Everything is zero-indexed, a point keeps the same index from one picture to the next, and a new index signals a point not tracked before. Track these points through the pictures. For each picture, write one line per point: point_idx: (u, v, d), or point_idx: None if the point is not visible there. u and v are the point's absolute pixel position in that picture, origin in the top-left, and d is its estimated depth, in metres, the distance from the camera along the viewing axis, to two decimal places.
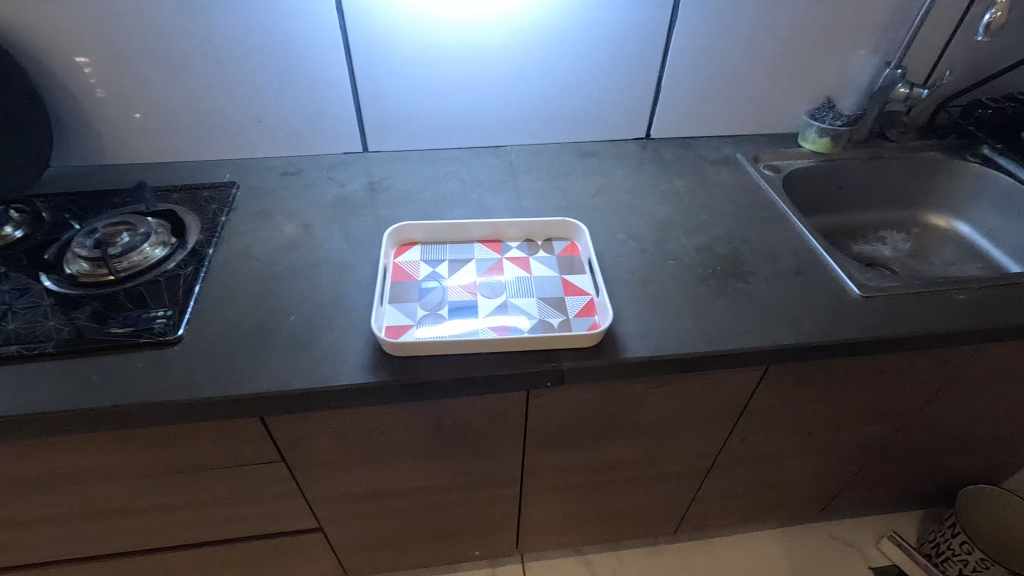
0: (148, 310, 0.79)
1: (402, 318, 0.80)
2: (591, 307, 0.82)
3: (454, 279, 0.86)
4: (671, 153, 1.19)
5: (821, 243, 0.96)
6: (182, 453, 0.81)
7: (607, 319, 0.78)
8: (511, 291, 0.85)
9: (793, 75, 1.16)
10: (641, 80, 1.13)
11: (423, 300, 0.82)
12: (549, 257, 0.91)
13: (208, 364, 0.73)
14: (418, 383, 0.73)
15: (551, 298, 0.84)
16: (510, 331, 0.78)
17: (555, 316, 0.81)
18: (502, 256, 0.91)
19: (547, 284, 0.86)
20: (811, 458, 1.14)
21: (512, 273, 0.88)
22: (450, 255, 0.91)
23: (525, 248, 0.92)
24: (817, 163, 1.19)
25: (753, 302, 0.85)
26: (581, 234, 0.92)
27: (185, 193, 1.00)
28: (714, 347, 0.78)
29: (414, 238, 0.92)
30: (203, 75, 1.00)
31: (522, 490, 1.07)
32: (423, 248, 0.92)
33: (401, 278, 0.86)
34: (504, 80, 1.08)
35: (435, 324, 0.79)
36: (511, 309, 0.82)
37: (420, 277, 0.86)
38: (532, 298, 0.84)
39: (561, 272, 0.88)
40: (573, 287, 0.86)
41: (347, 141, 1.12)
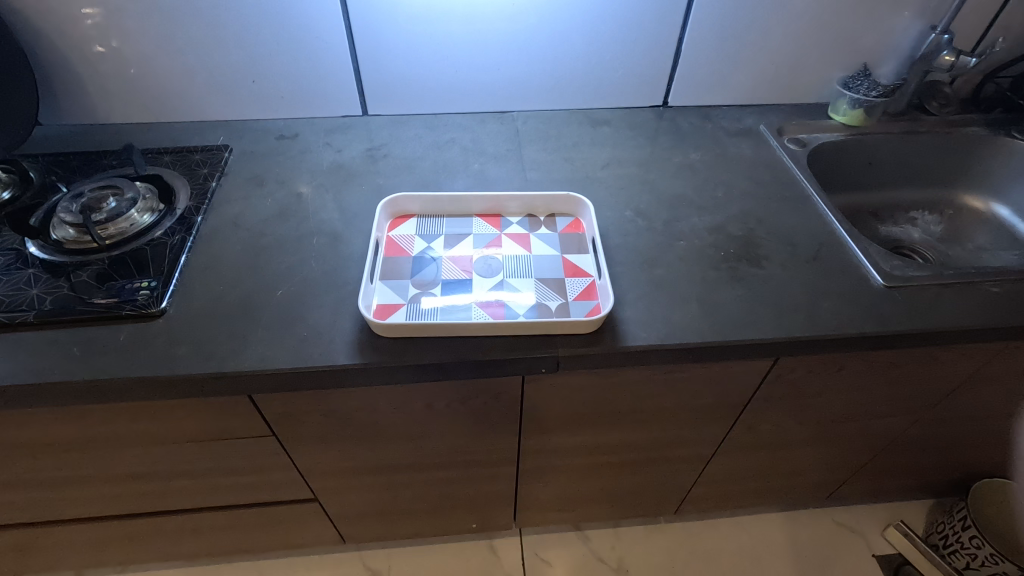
0: (132, 280, 0.77)
1: (393, 297, 0.76)
2: (592, 291, 0.78)
3: (449, 257, 0.82)
4: (689, 122, 1.11)
5: (845, 226, 0.89)
6: (171, 424, 0.80)
7: (608, 305, 0.73)
8: (509, 270, 0.80)
9: (826, 39, 1.07)
10: (659, 43, 1.05)
11: (415, 278, 0.79)
12: (551, 234, 0.86)
13: (190, 340, 0.71)
14: (405, 367, 0.70)
15: (550, 279, 0.79)
16: (505, 314, 0.74)
17: (553, 299, 0.77)
18: (501, 232, 0.86)
19: (546, 265, 0.81)
20: (820, 447, 1.10)
21: (510, 251, 0.83)
22: (446, 230, 0.86)
23: (526, 224, 0.87)
24: (847, 137, 1.10)
25: (767, 289, 0.80)
26: (586, 210, 0.86)
27: (177, 156, 0.96)
28: (720, 338, 0.73)
29: (409, 210, 0.88)
30: (193, 31, 0.95)
31: (518, 469, 1.06)
32: (419, 222, 0.87)
33: (394, 254, 0.82)
34: (511, 41, 1.01)
35: (427, 304, 0.75)
36: (508, 290, 0.77)
37: (413, 253, 0.82)
38: (530, 279, 0.79)
39: (562, 252, 0.83)
40: (574, 268, 0.81)
41: (346, 104, 1.07)
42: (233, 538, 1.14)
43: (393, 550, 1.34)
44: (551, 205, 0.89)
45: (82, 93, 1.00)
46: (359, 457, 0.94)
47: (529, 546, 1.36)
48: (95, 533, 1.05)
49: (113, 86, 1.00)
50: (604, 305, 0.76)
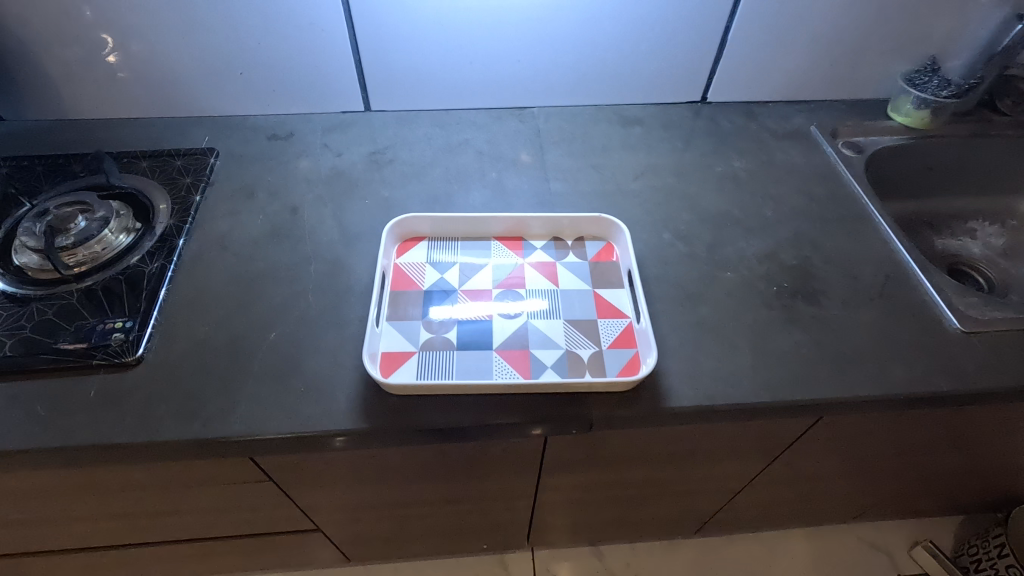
0: (104, 319, 0.67)
1: (402, 343, 0.67)
2: (629, 337, 0.68)
3: (465, 292, 0.72)
4: (731, 121, 0.99)
5: (914, 255, 0.79)
6: (156, 474, 0.72)
7: (649, 359, 0.64)
8: (534, 309, 0.71)
9: (893, 28, 0.94)
10: (702, 31, 0.92)
11: (427, 319, 0.69)
12: (580, 263, 0.76)
13: (171, 395, 0.62)
14: (417, 431, 0.61)
15: (581, 321, 0.70)
16: (531, 369, 0.65)
17: (585, 347, 0.67)
18: (524, 260, 0.76)
19: (577, 302, 0.72)
20: (858, 478, 1.03)
21: (535, 285, 0.73)
22: (461, 257, 0.76)
23: (552, 249, 0.77)
24: (909, 140, 0.98)
25: (827, 334, 0.70)
26: (621, 236, 0.76)
27: (156, 161, 0.85)
28: (776, 397, 0.64)
29: (420, 232, 0.77)
30: (170, 14, 0.82)
31: (535, 500, 0.99)
32: (431, 245, 0.77)
33: (403, 287, 0.72)
34: (536, 27, 0.88)
35: (441, 354, 0.66)
36: (534, 336, 0.68)
37: (424, 286, 0.73)
38: (557, 320, 0.70)
39: (594, 286, 0.73)
40: (608, 307, 0.71)
41: (345, 97, 0.95)
42: (232, 561, 1.08)
43: (400, 565, 1.29)
44: (581, 227, 0.79)
45: (47, 85, 0.88)
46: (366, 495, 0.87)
47: (541, 562, 1.31)
48: (85, 561, 0.99)
49: (82, 76, 0.88)
50: (643, 356, 0.66)
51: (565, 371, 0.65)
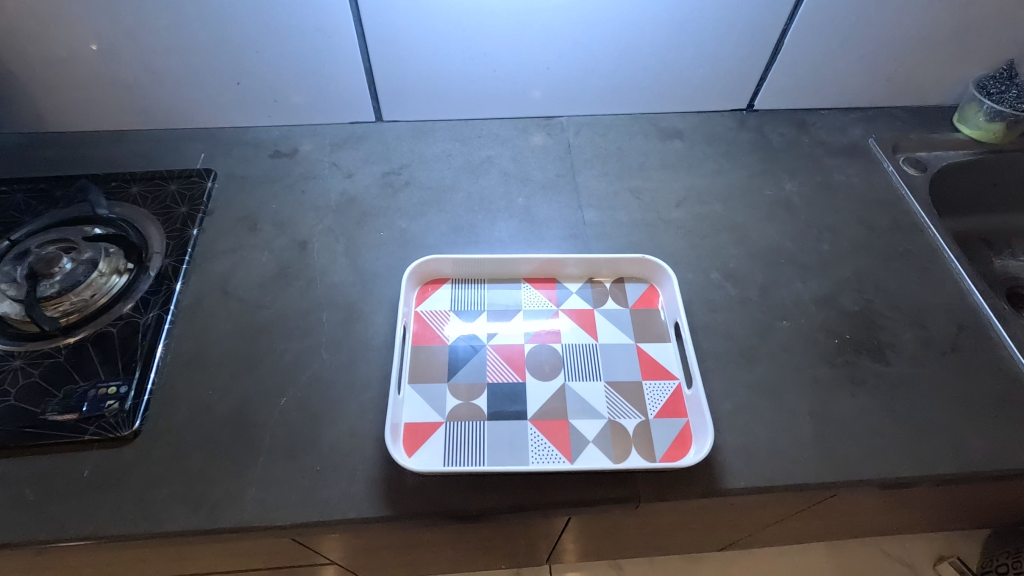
0: (96, 383, 0.60)
1: (426, 412, 0.61)
2: (678, 404, 0.62)
3: (494, 347, 0.66)
4: (780, 133, 0.90)
5: (987, 300, 0.71)
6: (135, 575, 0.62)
7: (704, 435, 0.58)
8: (573, 369, 0.64)
9: (972, 32, 0.83)
10: (755, 34, 0.82)
11: (454, 381, 0.63)
12: (621, 311, 0.69)
13: (175, 476, 0.56)
14: (447, 518, 0.55)
15: (625, 384, 0.63)
16: (572, 448, 0.59)
17: (630, 416, 0.61)
18: (559, 307, 0.70)
19: (619, 360, 0.65)
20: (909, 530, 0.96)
21: (572, 339, 0.67)
22: (488, 304, 0.70)
23: (590, 293, 0.71)
24: (976, 156, 0.89)
25: (896, 397, 0.63)
26: (667, 281, 0.69)
27: (148, 186, 0.77)
28: (844, 476, 0.58)
29: (442, 273, 0.71)
30: (157, 19, 0.73)
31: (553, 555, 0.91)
32: (454, 288, 0.71)
33: (425, 341, 0.66)
34: (570, 31, 0.79)
35: (471, 427, 0.60)
36: (573, 403, 0.62)
37: (449, 340, 0.66)
38: (599, 383, 0.63)
39: (637, 340, 0.67)
40: (654, 366, 0.65)
41: (356, 108, 0.86)
42: None
43: None
44: (621, 268, 0.72)
45: (23, 97, 0.79)
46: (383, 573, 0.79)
47: None
48: None
49: (63, 88, 0.79)
50: (695, 428, 0.60)
51: (611, 451, 0.59)
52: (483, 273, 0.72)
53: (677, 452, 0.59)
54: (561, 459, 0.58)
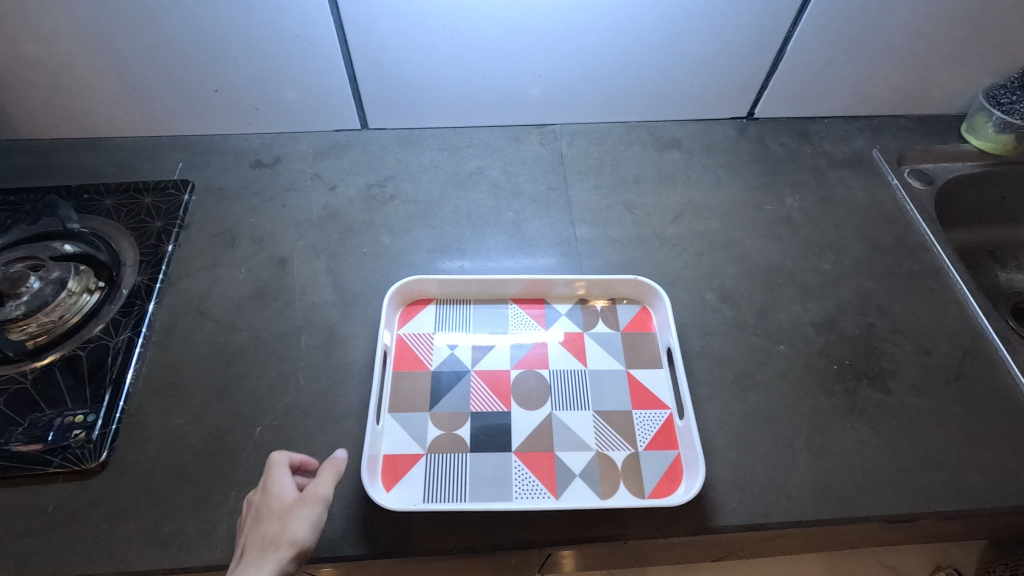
0: (62, 411, 0.57)
1: (407, 444, 0.58)
2: (669, 435, 0.60)
3: (478, 372, 0.64)
4: (780, 144, 0.87)
5: (994, 324, 0.69)
6: None
7: (695, 470, 0.56)
8: (560, 397, 0.62)
9: (984, 41, 0.80)
10: (757, 43, 0.78)
11: (436, 410, 0.61)
12: (612, 334, 0.67)
13: (142, 512, 0.53)
14: (426, 554, 0.53)
15: (614, 413, 0.61)
16: (558, 483, 0.56)
17: (619, 448, 0.59)
18: (547, 330, 0.67)
19: (609, 387, 0.63)
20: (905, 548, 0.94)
21: (561, 364, 0.65)
22: (473, 326, 0.68)
23: (579, 314, 0.69)
24: (983, 169, 0.86)
25: (896, 428, 0.61)
26: (660, 304, 0.67)
27: (122, 199, 0.75)
28: (842, 513, 0.55)
29: (427, 293, 0.69)
30: (127, 26, 0.69)
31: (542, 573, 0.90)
32: (439, 309, 0.69)
33: (407, 366, 0.64)
34: (564, 37, 0.75)
35: (452, 461, 0.57)
36: (560, 434, 0.59)
37: (433, 365, 0.64)
38: (587, 412, 0.61)
39: (628, 365, 0.65)
40: (645, 394, 0.63)
41: (341, 116, 0.83)
42: None
43: None
44: (612, 288, 0.69)
45: None
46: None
47: None
48: None
49: (34, 96, 0.76)
50: (687, 461, 0.58)
51: (598, 487, 0.56)
52: (469, 293, 0.69)
53: (667, 487, 0.56)
54: (546, 496, 0.55)
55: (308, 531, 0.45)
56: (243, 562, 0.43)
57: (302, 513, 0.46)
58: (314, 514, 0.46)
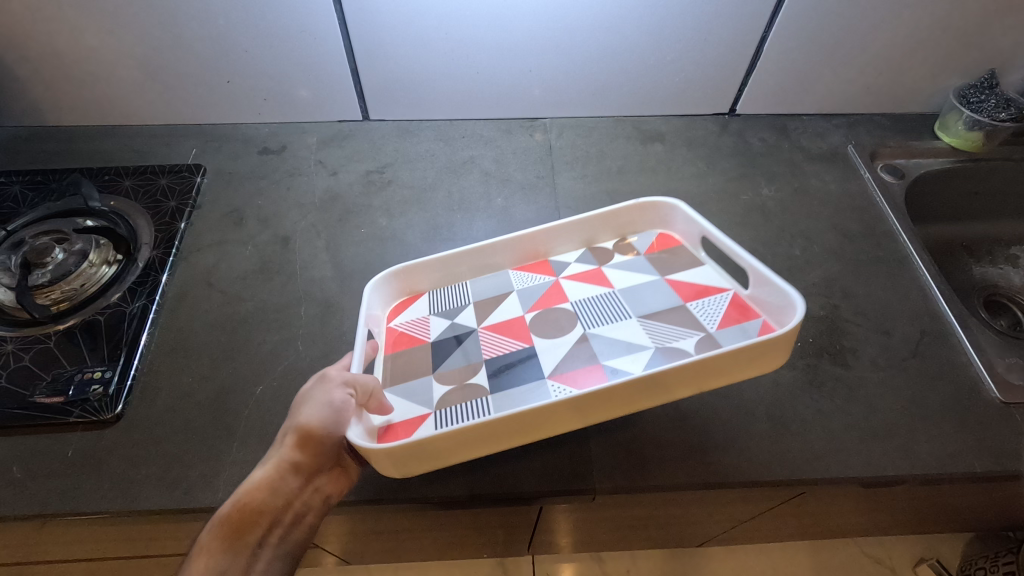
0: (82, 368, 0.63)
1: (412, 409, 0.58)
2: (736, 308, 0.63)
3: (484, 328, 0.67)
4: (760, 139, 0.92)
5: (952, 307, 0.73)
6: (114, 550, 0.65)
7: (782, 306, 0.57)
8: (593, 322, 0.65)
9: (950, 44, 0.84)
10: (736, 43, 0.82)
11: (440, 372, 0.62)
12: (637, 260, 0.72)
13: (151, 458, 0.58)
14: (412, 503, 0.58)
15: (669, 312, 0.64)
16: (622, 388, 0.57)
17: (689, 335, 0.61)
18: (558, 275, 0.72)
19: (653, 295, 0.67)
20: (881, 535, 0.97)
21: (589, 294, 0.69)
22: (474, 299, 0.71)
23: (590, 255, 0.74)
24: (953, 164, 0.90)
25: (853, 399, 0.65)
26: (673, 214, 0.73)
27: (139, 180, 0.81)
28: (797, 475, 0.59)
29: (417, 287, 0.72)
30: (146, 21, 0.74)
31: (528, 548, 0.94)
32: (430, 300, 0.72)
33: (404, 345, 0.66)
34: (555, 30, 0.79)
35: (471, 402, 0.58)
36: (606, 348, 0.62)
37: (430, 338, 0.66)
38: (632, 321, 0.64)
39: (663, 275, 0.69)
40: (702, 291, 0.66)
41: (343, 107, 0.88)
42: None
43: None
44: (622, 227, 0.75)
45: (25, 93, 0.83)
46: (363, 550, 0.84)
47: None
48: None
49: (61, 85, 0.82)
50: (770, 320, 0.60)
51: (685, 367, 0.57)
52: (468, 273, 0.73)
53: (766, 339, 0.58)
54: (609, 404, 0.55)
55: (305, 415, 0.51)
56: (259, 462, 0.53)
57: (314, 400, 0.52)
58: (318, 399, 0.52)
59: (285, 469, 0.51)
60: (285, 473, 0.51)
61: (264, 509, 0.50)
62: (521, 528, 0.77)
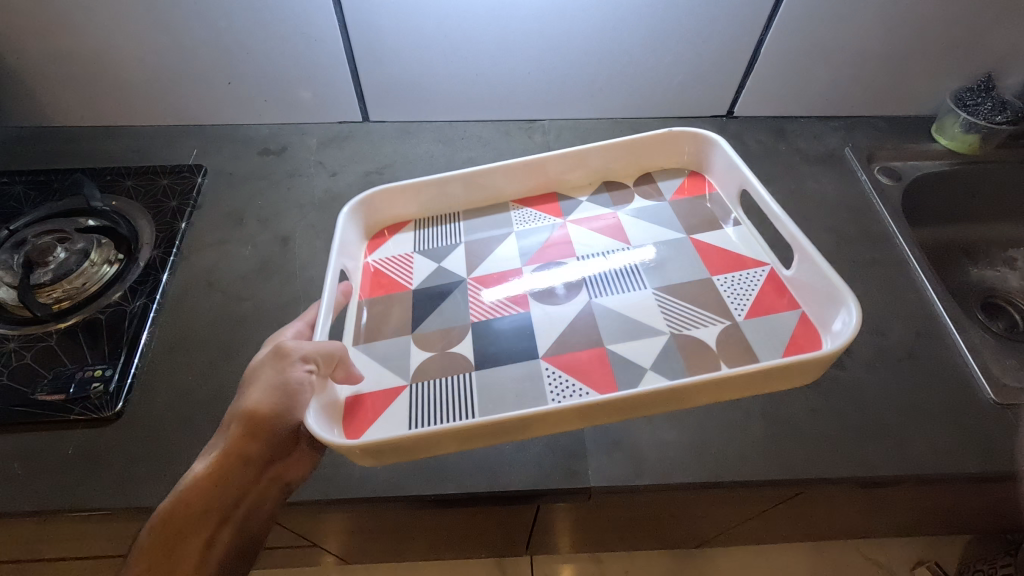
0: (83, 366, 0.63)
1: (389, 379, 0.63)
2: (773, 287, 0.66)
3: (472, 279, 0.73)
4: (757, 140, 0.92)
5: (947, 308, 0.73)
6: (115, 546, 0.65)
7: (836, 311, 0.59)
8: (602, 289, 0.69)
9: (947, 47, 0.84)
10: (734, 45, 0.83)
11: (417, 332, 0.67)
12: (663, 207, 0.78)
13: (150, 456, 0.59)
14: (409, 501, 0.58)
15: (694, 283, 0.68)
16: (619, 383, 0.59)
17: (713, 322, 0.63)
18: (564, 219, 0.78)
19: (680, 257, 0.71)
20: (880, 537, 0.97)
21: (604, 244, 0.74)
22: (464, 239, 0.77)
23: (609, 201, 0.80)
24: (951, 166, 0.90)
25: (848, 400, 0.66)
26: (718, 150, 0.76)
27: (141, 181, 0.82)
28: (792, 475, 0.60)
29: (399, 215, 0.79)
30: (146, 21, 0.75)
31: (527, 548, 0.95)
32: (416, 232, 0.79)
33: (386, 288, 0.72)
34: (554, 32, 0.79)
35: (450, 377, 0.62)
36: (615, 322, 0.65)
37: (413, 285, 0.73)
38: (648, 292, 0.68)
39: (688, 233, 0.74)
40: (740, 260, 0.70)
41: (343, 108, 0.89)
42: None
43: None
44: (645, 159, 0.81)
45: (28, 94, 0.83)
46: (361, 549, 0.84)
47: None
48: None
49: (64, 86, 0.82)
50: (812, 317, 0.63)
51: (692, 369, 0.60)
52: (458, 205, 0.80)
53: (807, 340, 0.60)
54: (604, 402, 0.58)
55: (250, 399, 0.53)
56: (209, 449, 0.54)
57: (262, 383, 0.53)
58: (264, 383, 0.53)
59: (231, 457, 0.52)
60: (233, 464, 0.52)
61: (210, 504, 0.52)
62: (519, 528, 0.77)
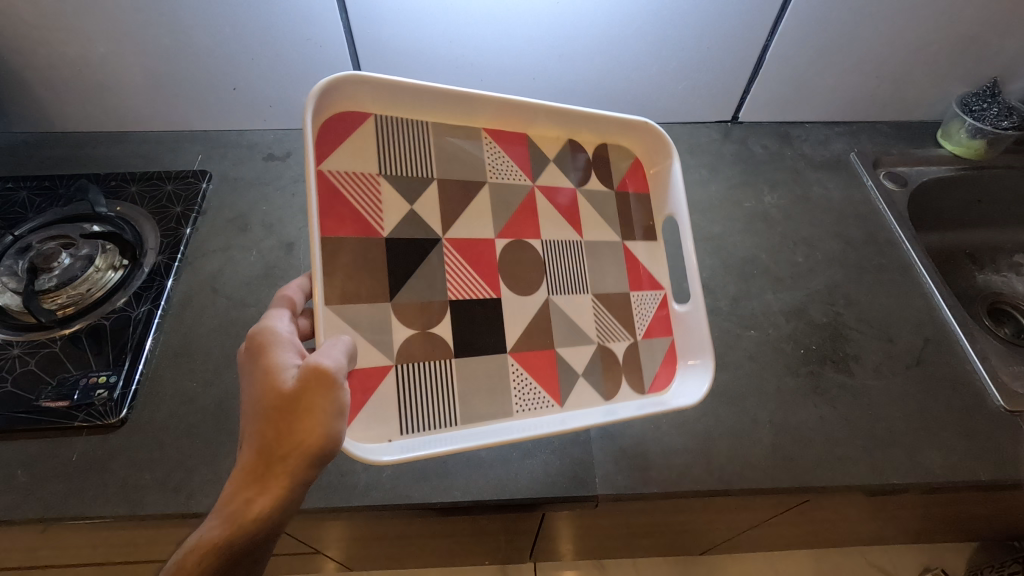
0: (87, 373, 0.63)
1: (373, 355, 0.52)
2: (665, 317, 0.68)
3: (450, 240, 0.59)
4: (762, 145, 0.92)
5: (955, 314, 0.73)
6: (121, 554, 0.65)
7: (700, 365, 0.63)
8: (557, 281, 0.63)
9: (953, 54, 0.84)
10: (739, 52, 0.83)
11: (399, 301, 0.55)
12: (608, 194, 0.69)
13: (156, 463, 0.58)
14: (415, 509, 0.58)
15: (614, 296, 0.66)
16: (561, 390, 0.60)
17: (620, 339, 0.64)
18: (534, 180, 0.64)
19: (607, 261, 0.67)
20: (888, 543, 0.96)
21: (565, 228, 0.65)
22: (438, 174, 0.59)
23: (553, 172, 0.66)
24: (957, 172, 0.91)
25: (856, 406, 0.65)
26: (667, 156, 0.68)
27: (146, 186, 0.82)
28: (801, 483, 0.59)
29: (363, 108, 0.55)
30: (147, 29, 0.74)
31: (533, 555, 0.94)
32: (378, 146, 0.55)
33: (351, 227, 0.53)
34: (559, 38, 0.79)
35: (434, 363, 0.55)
36: (560, 332, 0.62)
37: (386, 232, 0.55)
38: (584, 297, 0.64)
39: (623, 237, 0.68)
40: (639, 273, 0.68)
41: None
42: None
43: None
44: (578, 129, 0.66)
45: (32, 102, 0.83)
46: (366, 556, 0.83)
47: None
48: None
49: (67, 93, 0.82)
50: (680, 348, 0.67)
51: (602, 385, 0.62)
52: (424, 135, 0.58)
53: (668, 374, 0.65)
54: (551, 406, 0.58)
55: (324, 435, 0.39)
56: (248, 481, 0.40)
57: (336, 413, 0.39)
58: (337, 410, 0.39)
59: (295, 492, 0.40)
60: (299, 493, 0.40)
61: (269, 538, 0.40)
62: (525, 535, 0.77)
